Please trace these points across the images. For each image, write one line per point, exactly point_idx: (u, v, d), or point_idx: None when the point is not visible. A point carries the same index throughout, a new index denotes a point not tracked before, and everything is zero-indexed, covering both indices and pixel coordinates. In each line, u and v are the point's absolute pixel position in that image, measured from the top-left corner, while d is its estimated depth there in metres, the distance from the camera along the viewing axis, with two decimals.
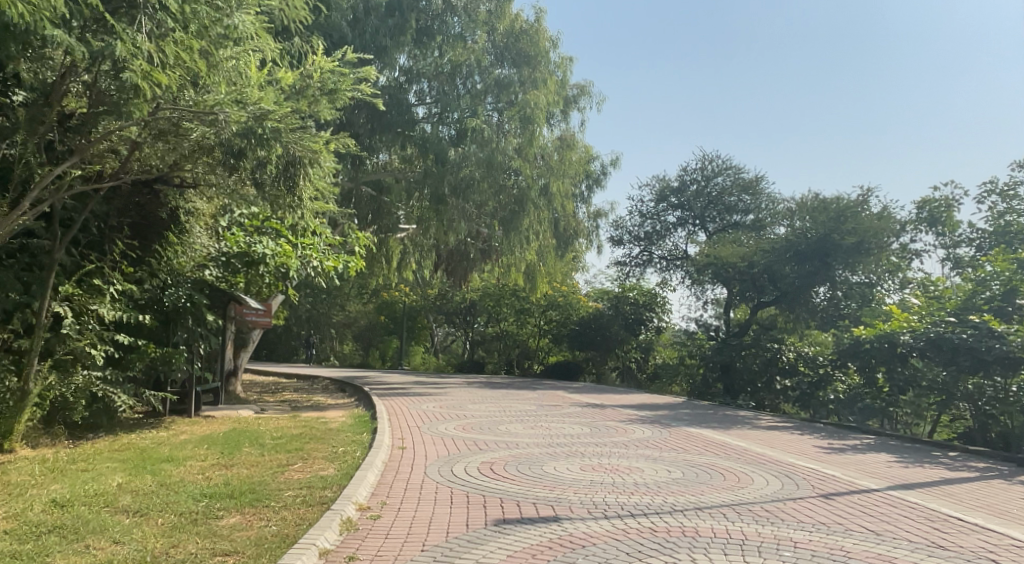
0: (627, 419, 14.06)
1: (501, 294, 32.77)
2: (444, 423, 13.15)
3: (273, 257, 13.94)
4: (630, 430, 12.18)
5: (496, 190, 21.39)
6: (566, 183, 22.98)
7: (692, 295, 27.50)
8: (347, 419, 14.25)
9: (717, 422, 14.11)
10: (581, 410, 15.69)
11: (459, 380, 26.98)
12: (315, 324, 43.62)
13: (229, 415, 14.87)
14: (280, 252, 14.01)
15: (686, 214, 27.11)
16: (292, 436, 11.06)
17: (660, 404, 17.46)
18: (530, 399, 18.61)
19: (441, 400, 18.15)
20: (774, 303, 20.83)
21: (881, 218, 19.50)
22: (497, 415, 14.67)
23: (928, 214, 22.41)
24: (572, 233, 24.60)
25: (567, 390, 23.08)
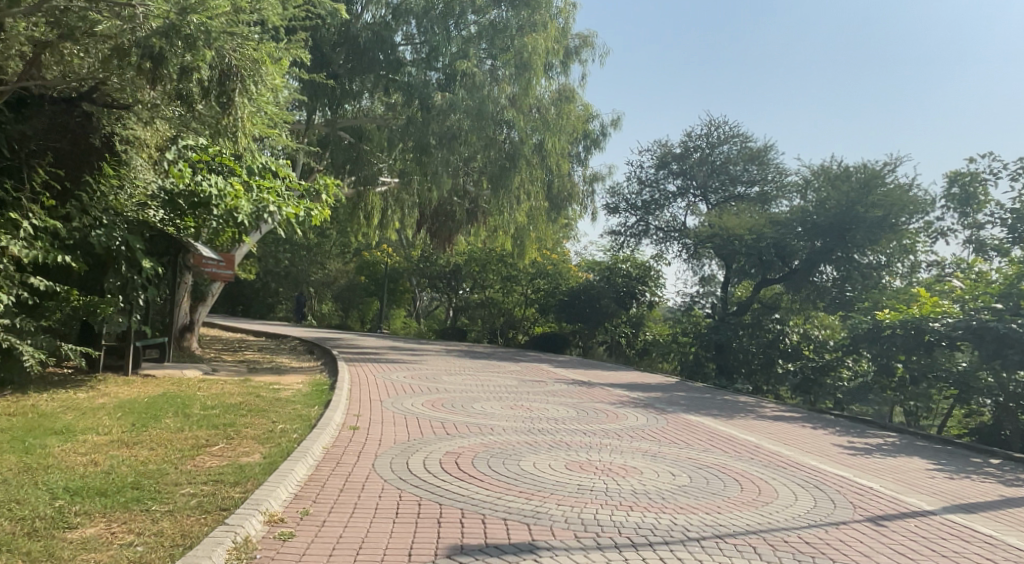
0: (617, 401, 12.55)
1: (487, 259, 31.24)
2: (412, 397, 11.57)
3: (221, 199, 12.20)
4: (622, 415, 10.63)
5: (487, 144, 19.65)
6: (563, 140, 21.13)
7: (689, 269, 26.02)
8: (305, 387, 12.66)
9: (717, 408, 12.61)
10: (566, 388, 14.17)
11: (438, 347, 25.50)
12: (294, 282, 42.09)
13: (171, 376, 13.28)
14: (228, 193, 12.23)
15: (687, 183, 25.43)
16: (228, 407, 9.45)
17: (651, 384, 16.04)
18: (510, 372, 17.07)
19: (413, 369, 16.58)
20: (781, 281, 19.48)
21: (911, 191, 17.88)
22: (472, 389, 13.10)
23: (959, 190, 20.99)
24: (566, 196, 22.81)
25: (550, 364, 21.63)
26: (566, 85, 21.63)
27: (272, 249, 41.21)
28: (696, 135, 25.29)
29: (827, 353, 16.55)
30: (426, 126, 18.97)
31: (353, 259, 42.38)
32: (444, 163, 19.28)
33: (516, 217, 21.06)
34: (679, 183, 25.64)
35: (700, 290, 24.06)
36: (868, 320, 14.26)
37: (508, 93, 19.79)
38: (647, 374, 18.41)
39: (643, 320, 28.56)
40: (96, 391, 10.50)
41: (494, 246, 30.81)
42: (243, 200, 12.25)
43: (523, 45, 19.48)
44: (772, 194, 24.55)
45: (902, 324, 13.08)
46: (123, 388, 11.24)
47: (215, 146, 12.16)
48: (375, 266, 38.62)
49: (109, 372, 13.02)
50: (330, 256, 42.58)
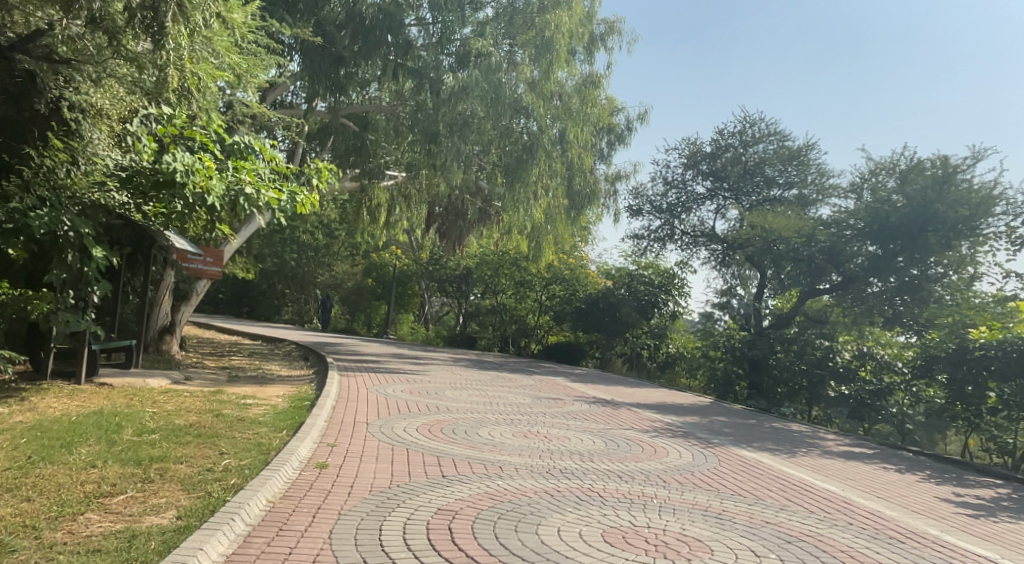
0: (651, 427, 10.56)
1: (500, 262, 29.35)
2: (406, 418, 9.67)
3: (187, 175, 10.13)
4: (661, 449, 8.65)
5: (503, 133, 17.83)
6: (587, 132, 19.20)
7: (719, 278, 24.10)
8: (282, 403, 10.78)
9: (768, 437, 10.61)
10: (587, 409, 12.19)
11: (446, 356, 23.65)
12: (300, 283, 40.48)
13: (130, 386, 11.48)
14: (197, 169, 10.21)
15: (718, 185, 23.43)
16: (172, 430, 7.60)
17: (683, 406, 14.08)
18: (523, 388, 15.13)
19: (414, 382, 14.67)
20: (830, 292, 17.84)
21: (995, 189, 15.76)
22: (478, 409, 11.16)
23: None
24: (589, 193, 20.80)
25: (567, 377, 19.69)
26: (592, 72, 19.74)
27: (279, 249, 39.75)
28: (729, 133, 23.19)
29: (886, 375, 14.48)
30: (436, 112, 17.22)
31: (360, 261, 40.64)
32: (454, 151, 17.43)
33: (533, 216, 19.08)
34: (707, 184, 23.59)
35: (730, 301, 22.04)
36: (949, 339, 12.21)
37: (527, 78, 17.89)
38: (676, 393, 16.48)
39: (666, 331, 26.52)
40: (23, 405, 8.70)
41: (507, 249, 28.93)
42: (213, 178, 10.31)
43: (546, 23, 17.56)
44: (810, 198, 22.46)
45: (999, 345, 11.01)
46: (60, 400, 9.42)
47: (181, 117, 10.30)
48: (382, 268, 36.79)
49: (59, 380, 11.26)
50: (336, 257, 40.92)
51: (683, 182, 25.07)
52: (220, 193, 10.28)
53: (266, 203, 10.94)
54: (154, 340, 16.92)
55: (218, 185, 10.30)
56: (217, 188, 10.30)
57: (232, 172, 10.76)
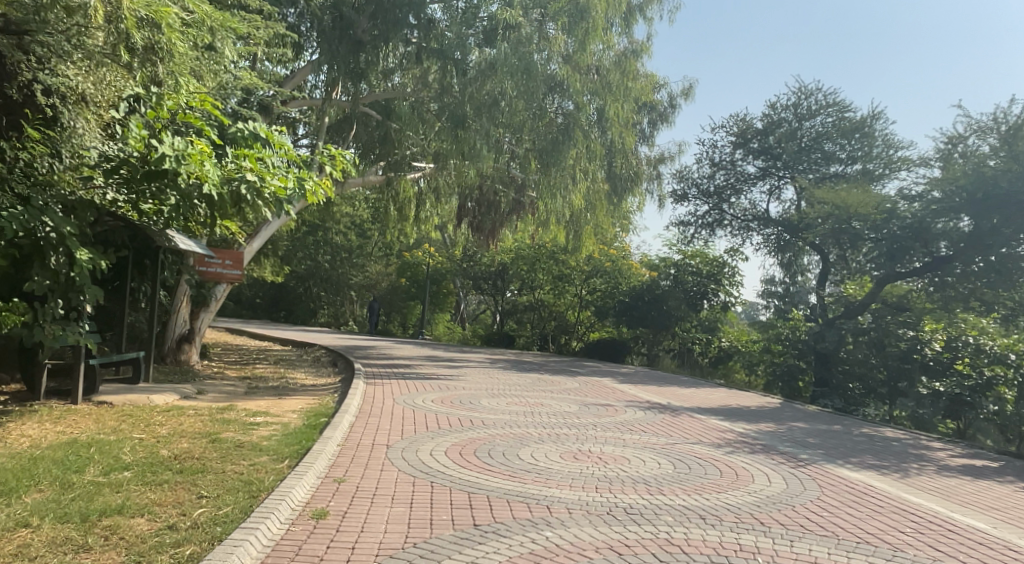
0: (723, 440, 8.97)
1: (537, 256, 27.86)
2: (435, 437, 8.27)
3: (177, 161, 8.77)
4: (742, 471, 7.09)
5: (535, 114, 16.40)
6: (627, 108, 17.60)
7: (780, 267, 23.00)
8: (296, 420, 9.45)
9: (863, 448, 8.95)
10: (643, 418, 10.62)
11: (483, 357, 22.29)
12: (333, 285, 39.56)
13: (131, 405, 10.26)
14: (188, 154, 8.85)
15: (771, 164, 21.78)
16: (149, 465, 6.30)
17: (749, 409, 12.44)
18: (568, 392, 13.62)
19: (447, 389, 13.28)
20: (918, 273, 15.98)
21: None
22: (519, 421, 9.68)
23: None
24: (633, 175, 19.11)
25: (614, 377, 18.12)
26: (631, 44, 18.08)
27: (311, 251, 38.89)
28: (782, 106, 21.56)
29: (988, 368, 12.63)
30: (463, 94, 15.84)
31: (394, 260, 39.52)
32: (483, 134, 16.03)
33: (571, 204, 17.55)
34: (759, 163, 21.87)
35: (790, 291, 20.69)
36: None
37: (561, 51, 16.33)
38: (738, 393, 14.83)
39: (718, 323, 24.75)
40: None
41: (544, 242, 27.45)
42: (205, 161, 8.91)
43: None
44: (876, 172, 20.31)
45: None
46: (40, 426, 8.21)
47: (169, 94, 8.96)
48: (416, 267, 35.50)
49: (53, 400, 10.12)
50: (370, 257, 39.91)
51: (732, 162, 23.29)
52: (214, 178, 8.87)
53: (270, 192, 9.55)
54: (171, 350, 15.82)
55: (211, 168, 8.90)
56: (209, 171, 8.89)
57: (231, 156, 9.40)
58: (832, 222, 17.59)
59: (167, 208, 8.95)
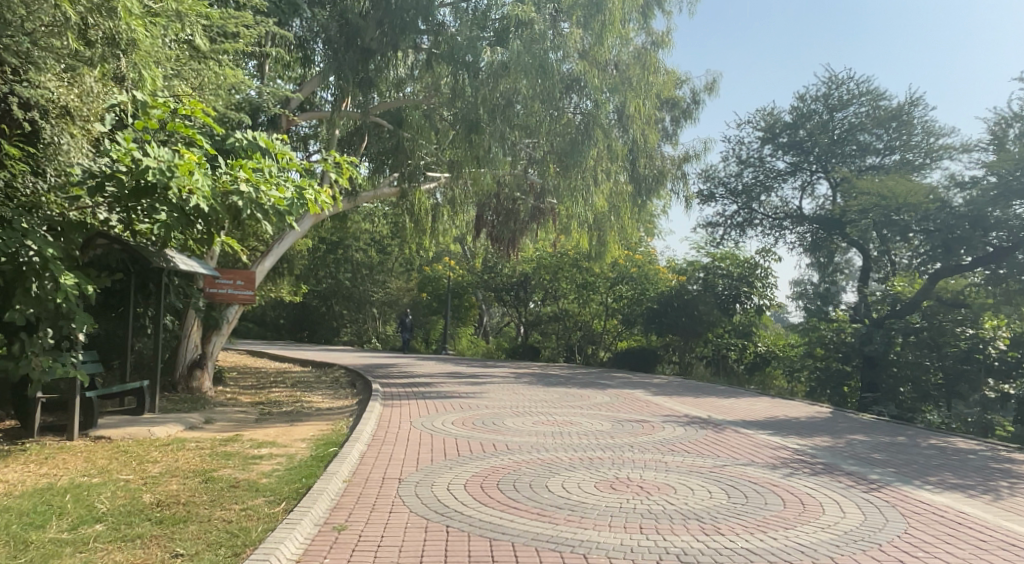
0: (776, 459, 8.03)
1: (559, 265, 26.96)
2: (455, 466, 7.44)
3: (164, 173, 7.94)
4: (808, 500, 6.12)
5: (552, 114, 15.57)
6: (649, 105, 16.73)
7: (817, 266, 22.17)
8: (305, 451, 8.64)
9: (936, 463, 7.97)
10: (684, 436, 9.64)
11: (507, 371, 21.41)
12: (354, 302, 38.97)
13: (130, 439, 9.54)
14: (176, 166, 8.04)
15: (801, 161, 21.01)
16: (127, 514, 5.51)
17: (799, 421, 11.40)
18: (599, 408, 12.71)
19: (470, 409, 12.44)
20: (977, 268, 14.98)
21: None
22: (548, 444, 8.81)
23: None
24: (658, 175, 18.20)
25: (647, 389, 17.15)
26: (650, 38, 17.23)
27: (331, 269, 38.37)
28: (812, 97, 20.70)
29: None
30: (475, 96, 15.03)
31: (415, 275, 38.82)
32: (498, 136, 15.21)
33: (594, 208, 16.65)
34: (788, 159, 21.13)
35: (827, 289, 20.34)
36: None
37: (578, 47, 15.54)
38: (784, 403, 13.75)
39: (753, 327, 23.64)
40: None
41: (567, 249, 26.55)
42: (196, 171, 8.10)
43: None
44: (916, 162, 19.35)
45: None
46: (23, 468, 7.49)
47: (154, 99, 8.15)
48: (437, 281, 34.79)
49: (47, 437, 9.40)
50: (391, 272, 39.29)
51: (760, 159, 22.26)
52: (206, 189, 8.03)
53: (271, 205, 8.67)
54: (183, 377, 15.13)
55: (202, 178, 8.07)
56: (199, 180, 8.05)
57: (225, 166, 8.56)
58: (882, 213, 16.83)
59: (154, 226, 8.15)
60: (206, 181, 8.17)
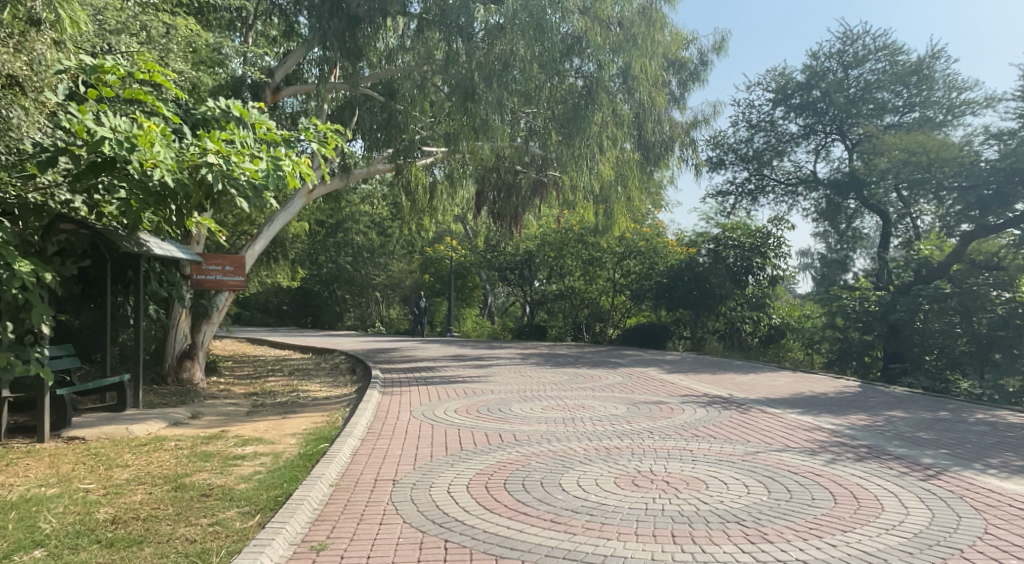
0: (814, 444, 7.22)
1: (564, 241, 26.11)
2: (457, 463, 6.66)
3: (121, 144, 7.17)
4: (861, 494, 5.34)
5: (553, 75, 14.73)
6: (655, 66, 15.80)
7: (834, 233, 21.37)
8: (293, 449, 7.85)
9: (992, 444, 7.16)
10: (707, 419, 8.85)
11: (513, 352, 20.67)
12: (356, 287, 38.14)
13: (105, 440, 8.77)
14: (135, 136, 7.25)
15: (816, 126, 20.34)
16: (74, 536, 4.75)
17: (828, 397, 10.60)
18: (612, 390, 11.91)
19: (474, 394, 11.65)
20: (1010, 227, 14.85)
21: None
22: (559, 433, 8.01)
23: None
24: (667, 141, 17.29)
25: (660, 366, 16.35)
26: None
27: (332, 253, 37.60)
28: (825, 55, 19.97)
29: None
30: (470, 61, 14.16)
31: (417, 257, 38.03)
32: (496, 104, 14.30)
33: (600, 178, 15.77)
34: (801, 123, 20.51)
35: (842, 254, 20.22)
36: None
37: (579, 5, 14.61)
38: (807, 378, 12.97)
39: (766, 299, 22.84)
40: None
41: (572, 224, 25.67)
42: (155, 143, 7.28)
43: None
44: (937, 119, 18.55)
45: None
46: None
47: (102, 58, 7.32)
48: (439, 262, 33.97)
49: (16, 439, 8.64)
50: (392, 255, 38.47)
51: (771, 122, 21.52)
52: (167, 163, 7.21)
53: (246, 181, 7.79)
54: (173, 368, 14.41)
55: (163, 151, 7.24)
56: (160, 153, 7.22)
57: (191, 137, 7.73)
58: (909, 168, 16.51)
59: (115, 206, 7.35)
60: (168, 154, 7.35)
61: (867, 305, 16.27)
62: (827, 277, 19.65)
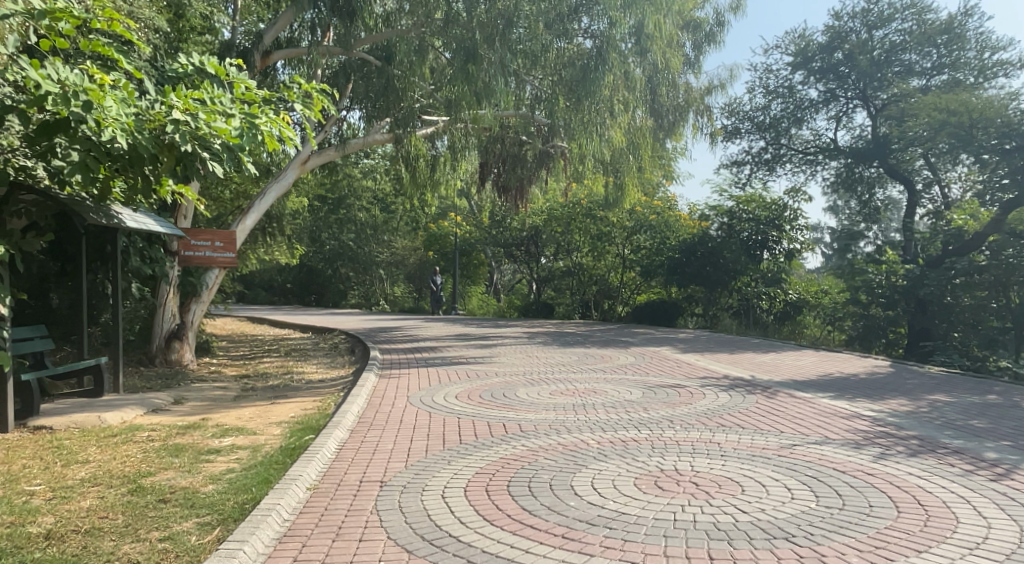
0: (857, 435, 6.40)
1: (571, 215, 25.27)
2: (455, 459, 5.90)
3: (69, 100, 6.38)
4: (925, 500, 4.54)
5: (559, 34, 13.88)
6: (671, 25, 14.92)
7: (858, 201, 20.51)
8: (275, 441, 7.11)
9: None
10: (731, 404, 8.05)
11: (520, 331, 19.92)
12: (359, 264, 37.15)
13: (73, 430, 8.03)
14: (85, 90, 6.47)
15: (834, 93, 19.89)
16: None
17: (859, 379, 9.78)
18: (624, 372, 11.13)
19: (476, 377, 10.89)
20: None
21: None
22: (569, 422, 7.24)
23: None
24: (682, 106, 16.38)
25: (673, 345, 15.53)
26: None
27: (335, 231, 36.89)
28: (849, 15, 19.26)
29: None
30: (470, 19, 13.32)
31: (420, 234, 37.14)
32: (499, 65, 13.44)
33: (611, 145, 14.90)
34: (821, 89, 20.01)
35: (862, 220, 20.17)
36: None
37: None
38: (832, 357, 12.18)
39: (782, 275, 22.00)
40: None
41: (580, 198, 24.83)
42: (107, 98, 6.55)
43: None
44: (967, 81, 17.89)
45: None
46: None
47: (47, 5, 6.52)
48: (443, 239, 33.17)
49: None
50: (396, 232, 37.72)
51: (790, 88, 21.04)
52: (121, 120, 6.49)
53: (220, 143, 7.04)
54: (160, 349, 13.72)
55: (114, 107, 6.51)
56: (110, 109, 6.49)
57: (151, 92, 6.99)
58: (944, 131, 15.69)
59: (66, 172, 6.65)
60: (122, 110, 6.63)
61: (894, 279, 15.53)
62: (842, 248, 18.92)
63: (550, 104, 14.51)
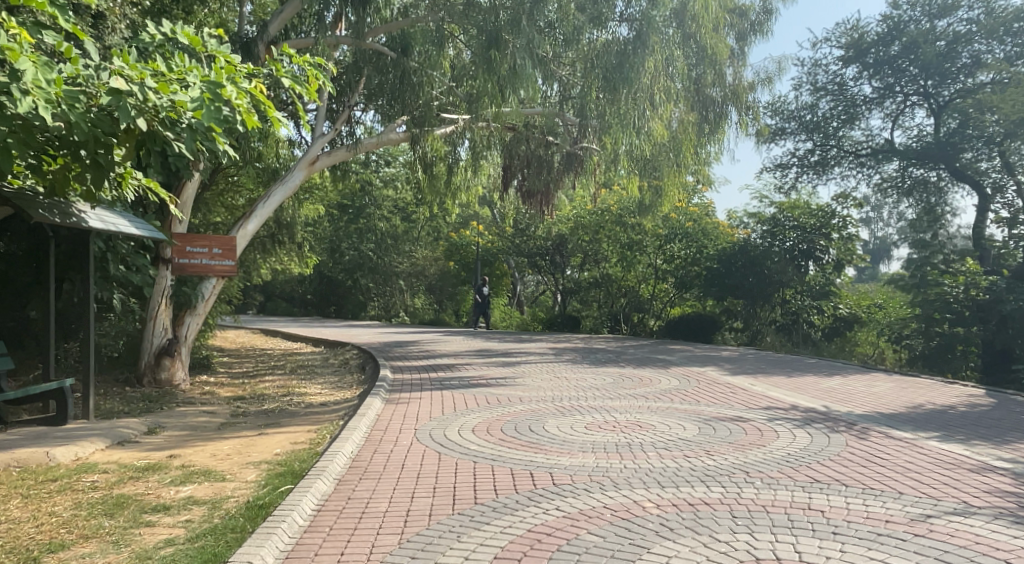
0: (1007, 500, 4.78)
1: (600, 224, 23.75)
2: (470, 533, 4.38)
3: None
4: None
5: (593, 18, 12.60)
6: (719, 9, 13.54)
7: (922, 208, 18.93)
8: (244, 493, 5.66)
9: None
10: (815, 448, 6.46)
11: (545, 347, 18.37)
12: (379, 275, 35.83)
13: (11, 469, 6.65)
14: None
15: (890, 88, 18.45)
16: None
17: (959, 413, 8.12)
18: (669, 399, 9.54)
19: (496, 404, 9.37)
20: None
21: None
22: (616, 473, 5.70)
23: None
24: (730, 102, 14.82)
25: (718, 366, 13.88)
26: None
27: (354, 240, 35.73)
28: (909, 3, 17.90)
29: None
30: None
31: (441, 244, 35.74)
32: (526, 48, 12.08)
33: (652, 141, 13.47)
34: (873, 86, 18.76)
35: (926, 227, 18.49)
36: None
37: None
38: (910, 385, 10.50)
39: (831, 287, 20.48)
40: None
41: (609, 204, 23.31)
42: (29, 59, 5.15)
43: None
44: None
45: None
46: None
47: None
48: (465, 249, 31.79)
49: None
50: (418, 242, 36.43)
51: (841, 84, 19.53)
52: (41, 85, 5.01)
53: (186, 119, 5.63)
54: (149, 367, 12.35)
55: (35, 70, 5.09)
56: (31, 72, 5.06)
57: (93, 57, 5.56)
58: None
59: None
60: (47, 73, 5.20)
61: (975, 295, 14.19)
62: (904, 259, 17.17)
63: (582, 93, 13.14)
